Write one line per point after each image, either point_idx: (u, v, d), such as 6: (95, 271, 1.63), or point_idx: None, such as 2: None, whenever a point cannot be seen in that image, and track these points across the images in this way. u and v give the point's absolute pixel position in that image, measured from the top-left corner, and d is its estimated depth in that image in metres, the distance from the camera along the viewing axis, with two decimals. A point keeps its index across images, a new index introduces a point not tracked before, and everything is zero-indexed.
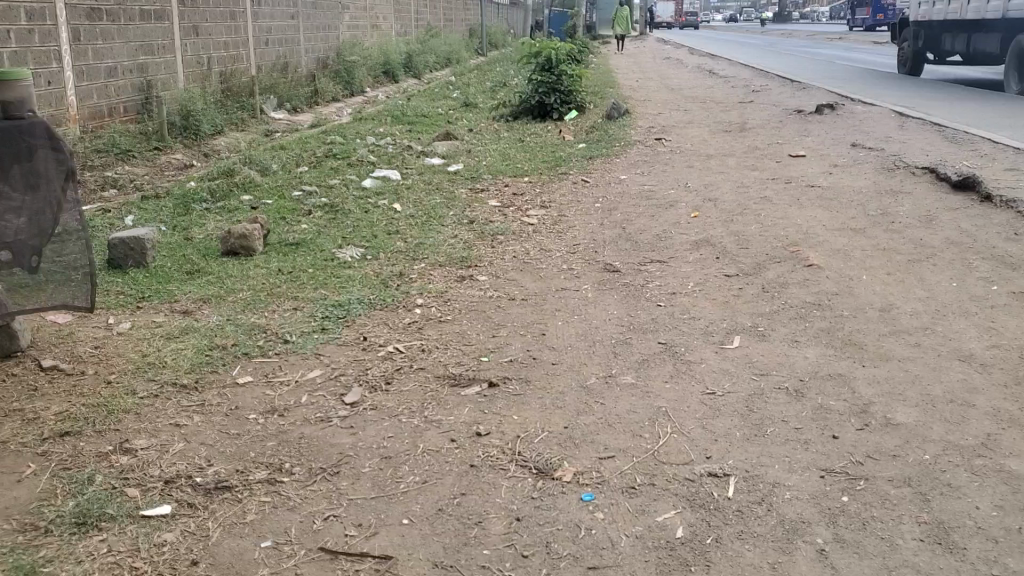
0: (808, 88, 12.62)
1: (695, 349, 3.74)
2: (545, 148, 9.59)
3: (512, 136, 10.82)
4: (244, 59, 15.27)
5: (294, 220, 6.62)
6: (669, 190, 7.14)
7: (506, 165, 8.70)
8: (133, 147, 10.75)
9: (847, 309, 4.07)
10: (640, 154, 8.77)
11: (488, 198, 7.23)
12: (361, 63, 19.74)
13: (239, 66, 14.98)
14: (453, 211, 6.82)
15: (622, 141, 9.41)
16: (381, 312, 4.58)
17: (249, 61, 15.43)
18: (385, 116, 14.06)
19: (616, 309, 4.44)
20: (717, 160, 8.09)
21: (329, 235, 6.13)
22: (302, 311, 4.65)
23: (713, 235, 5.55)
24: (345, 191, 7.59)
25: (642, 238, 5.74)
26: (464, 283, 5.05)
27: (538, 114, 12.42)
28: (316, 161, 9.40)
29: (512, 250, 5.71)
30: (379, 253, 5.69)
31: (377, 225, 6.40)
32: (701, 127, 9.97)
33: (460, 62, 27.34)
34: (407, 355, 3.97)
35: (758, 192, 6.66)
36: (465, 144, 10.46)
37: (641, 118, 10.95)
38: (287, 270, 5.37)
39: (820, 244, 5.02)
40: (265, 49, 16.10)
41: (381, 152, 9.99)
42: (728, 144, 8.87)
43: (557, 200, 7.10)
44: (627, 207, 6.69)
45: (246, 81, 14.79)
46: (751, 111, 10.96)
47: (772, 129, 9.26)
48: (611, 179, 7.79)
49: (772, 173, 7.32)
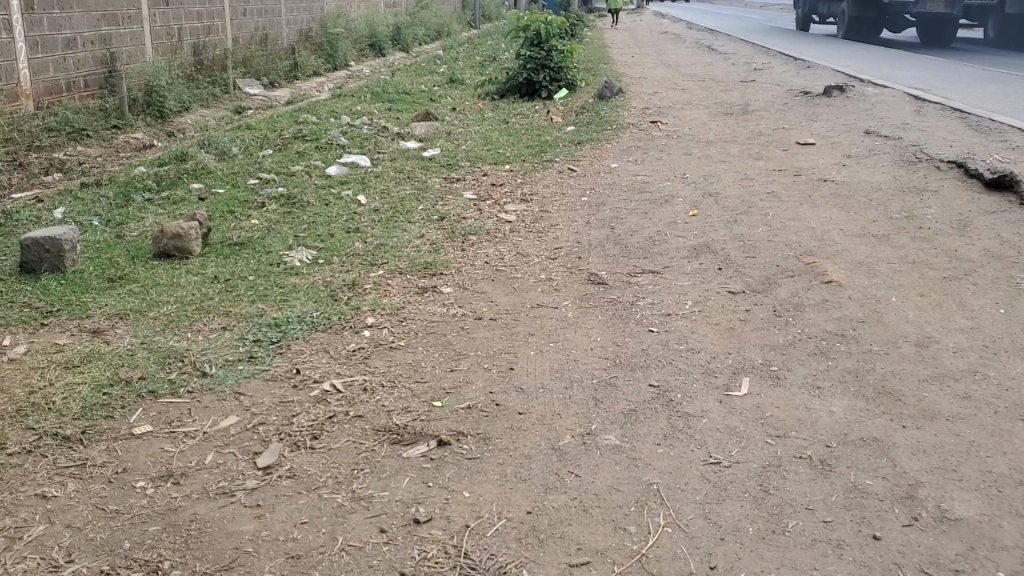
0: (814, 67, 11.89)
1: (693, 395, 3.05)
2: (531, 132, 8.87)
3: (497, 117, 10.09)
4: (219, 31, 14.45)
5: (243, 214, 5.91)
6: (664, 182, 6.44)
7: (488, 150, 7.99)
8: (90, 126, 9.99)
9: (876, 343, 3.39)
10: (634, 139, 8.06)
11: (463, 189, 6.53)
12: (345, 36, 18.90)
13: (214, 38, 14.17)
14: (423, 205, 6.11)
15: (615, 124, 8.69)
16: (324, 334, 3.88)
17: (224, 33, 14.61)
18: (365, 93, 13.29)
19: (600, 334, 3.75)
20: (717, 147, 7.39)
21: (280, 234, 5.43)
22: (231, 334, 3.95)
23: (714, 239, 4.87)
24: (306, 179, 6.87)
25: (633, 240, 5.05)
26: (425, 296, 4.35)
27: (526, 92, 11.68)
28: (283, 143, 8.67)
29: (486, 253, 5.02)
30: (332, 257, 4.99)
31: (335, 221, 5.70)
32: (700, 109, 9.25)
33: (451, 35, 26.48)
34: (345, 396, 3.28)
35: (764, 187, 5.97)
36: (446, 125, 9.73)
37: (636, 98, 10.22)
38: (223, 278, 4.66)
39: (839, 254, 4.34)
40: (242, 20, 15.28)
41: (354, 133, 9.26)
42: (729, 128, 8.16)
43: (540, 193, 6.40)
44: (618, 202, 5.99)
45: (220, 55, 13.98)
46: (754, 91, 10.23)
47: (777, 113, 8.54)
48: (601, 168, 7.08)
49: (778, 163, 6.62)
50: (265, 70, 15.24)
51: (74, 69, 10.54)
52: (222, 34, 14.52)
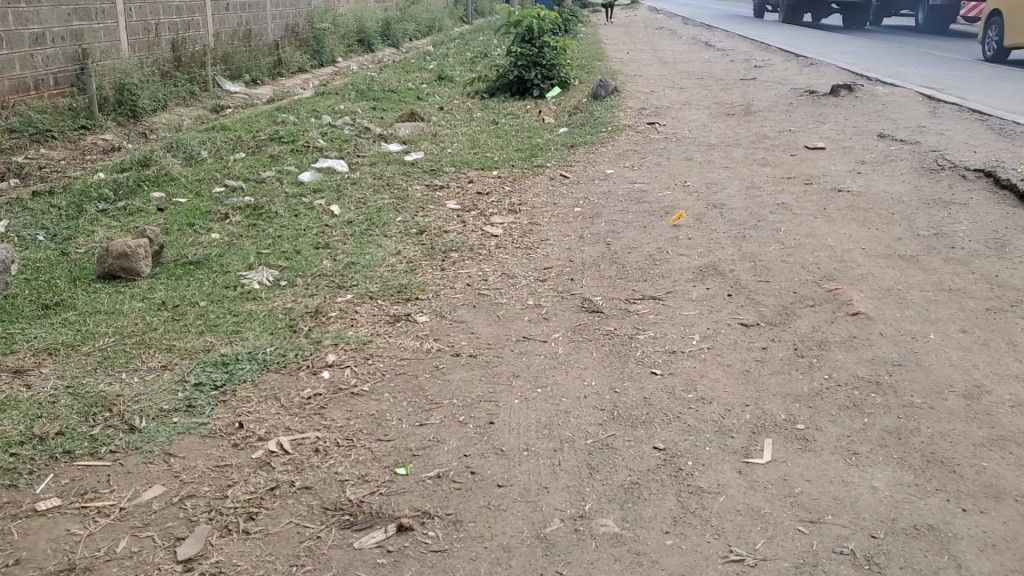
0: (817, 64, 11.40)
1: (705, 464, 2.57)
2: (521, 133, 8.37)
3: (486, 117, 9.58)
4: (199, 26, 13.89)
5: (204, 227, 5.40)
6: (664, 191, 5.95)
7: (474, 154, 7.49)
8: (56, 126, 9.45)
9: (918, 393, 2.90)
10: (630, 141, 7.55)
11: (445, 198, 6.02)
12: (332, 31, 18.36)
13: (193, 34, 13.62)
14: (401, 216, 5.60)
15: (610, 125, 8.18)
16: (276, 376, 3.38)
17: (205, 28, 14.06)
18: (349, 90, 12.76)
19: (594, 375, 3.25)
20: (720, 151, 6.89)
21: (241, 251, 4.92)
22: (171, 375, 3.45)
23: (720, 259, 4.37)
24: (277, 186, 6.36)
25: (630, 259, 4.55)
26: (396, 326, 3.84)
27: (517, 90, 11.18)
28: (257, 145, 8.15)
29: (467, 273, 4.51)
30: (296, 278, 4.48)
31: (303, 236, 5.19)
32: (700, 110, 8.75)
33: (442, 31, 25.93)
34: (293, 460, 2.78)
35: (772, 196, 5.48)
36: (432, 125, 9.22)
37: (632, 97, 9.72)
38: (171, 305, 4.15)
39: (865, 279, 3.84)
40: (224, 14, 14.72)
41: (334, 135, 8.75)
42: (731, 130, 7.66)
43: (530, 202, 5.90)
44: (614, 213, 5.50)
45: (199, 51, 13.43)
46: (756, 90, 9.72)
47: (782, 114, 8.05)
48: (595, 175, 6.58)
49: (787, 170, 6.13)
50: (248, 66, 14.69)
51: (41, 66, 9.99)
52: (202, 30, 13.97)
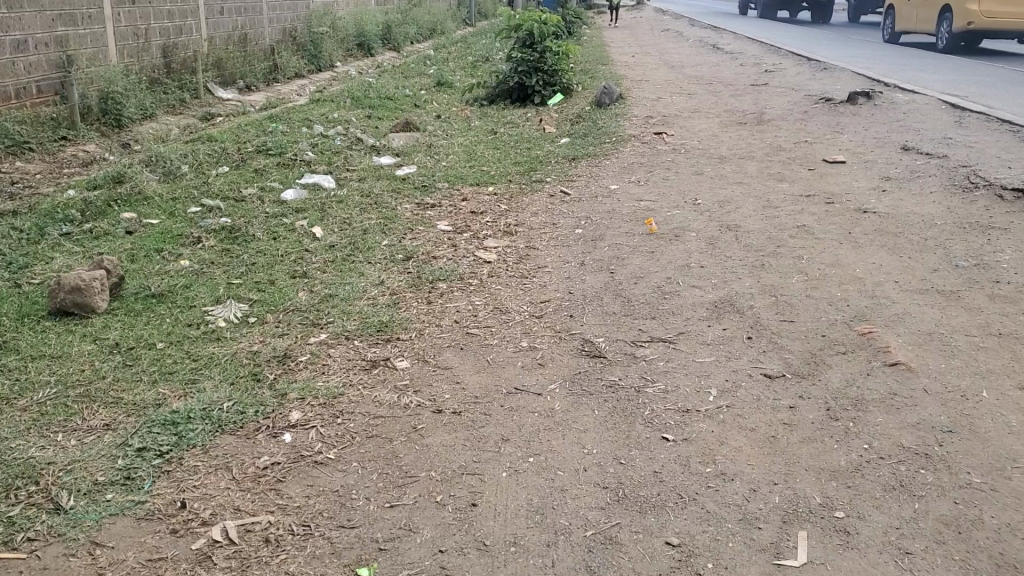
0: (830, 69, 10.96)
1: (728, 569, 2.14)
2: (521, 144, 7.95)
3: (485, 126, 9.17)
4: (193, 31, 13.49)
5: (172, 253, 4.97)
6: (672, 210, 5.52)
7: (471, 168, 7.07)
8: (35, 137, 9.04)
9: (976, 471, 2.46)
10: (635, 153, 7.13)
11: (437, 218, 5.60)
12: (330, 35, 17.95)
13: (186, 38, 13.22)
14: (388, 239, 5.18)
15: (615, 135, 7.76)
16: (231, 440, 2.95)
17: (198, 33, 13.65)
18: (345, 97, 12.35)
19: (595, 439, 2.81)
20: (732, 164, 6.46)
21: (210, 282, 4.50)
22: (112, 437, 3.02)
23: (735, 293, 3.93)
24: (257, 204, 5.94)
25: (636, 291, 4.12)
26: (373, 373, 3.41)
27: (518, 97, 10.76)
28: (243, 158, 7.74)
29: (456, 306, 4.08)
30: (267, 314, 4.06)
31: (280, 263, 4.76)
32: (709, 118, 8.32)
33: (444, 33, 25.54)
34: (240, 554, 2.36)
35: (791, 217, 5.05)
36: (428, 136, 8.81)
37: (638, 104, 9.29)
38: (124, 348, 3.72)
39: (901, 321, 3.40)
40: (219, 18, 14.32)
41: (324, 146, 8.34)
42: (743, 141, 7.23)
43: (528, 222, 5.48)
44: (619, 235, 5.07)
45: (191, 56, 13.03)
46: (768, 97, 9.29)
47: (796, 125, 7.62)
48: (598, 190, 6.16)
49: (805, 187, 5.70)
50: (242, 72, 14.28)
51: (23, 74, 9.59)
52: (195, 35, 13.57)
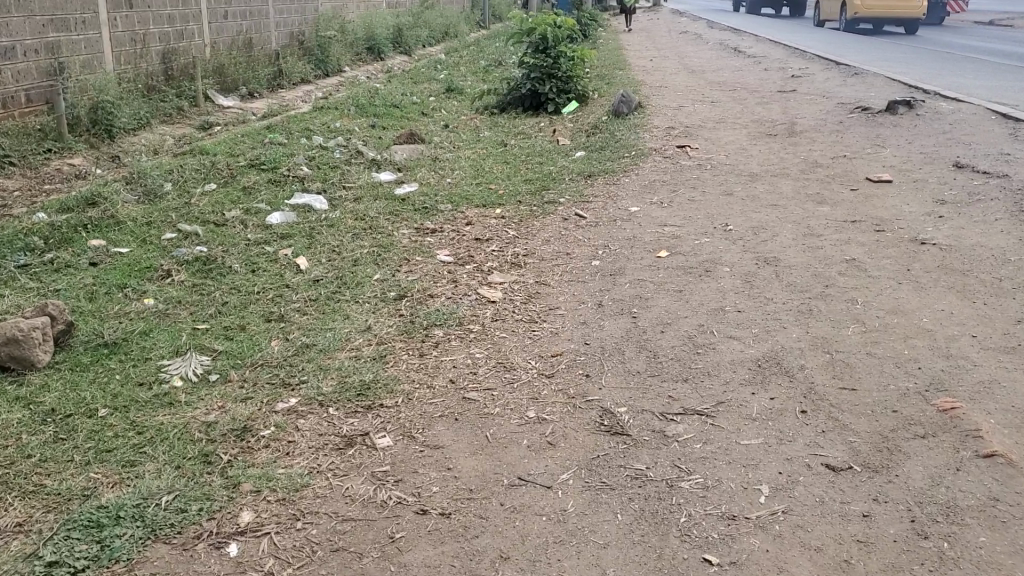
0: (862, 75, 10.33)
1: None
2: (532, 158, 7.37)
3: (495, 137, 8.60)
4: (194, 35, 12.98)
5: (136, 290, 4.41)
6: (700, 237, 4.93)
7: (477, 185, 6.50)
8: (19, 150, 8.52)
9: None
10: (657, 169, 6.52)
11: (437, 247, 5.03)
12: (338, 40, 17.42)
13: (186, 44, 12.70)
14: (381, 272, 4.61)
15: (634, 149, 7.16)
16: (164, 552, 2.38)
17: (200, 38, 13.14)
18: (349, 105, 11.80)
19: (617, 560, 2.22)
20: (765, 183, 5.87)
21: (173, 328, 3.93)
22: (21, 544, 2.45)
23: (779, 348, 3.33)
24: (239, 230, 5.38)
25: (663, 341, 3.53)
26: (348, 453, 2.83)
27: (530, 105, 10.19)
28: (233, 174, 7.19)
29: (452, 360, 3.50)
30: (232, 371, 3.48)
31: (255, 303, 4.19)
32: (735, 129, 7.72)
33: (458, 36, 25.02)
34: None
35: (837, 248, 4.43)
36: (433, 148, 8.24)
37: (658, 113, 8.70)
38: (59, 416, 3.15)
39: (989, 395, 2.81)
40: (222, 22, 13.79)
41: (322, 160, 7.78)
42: (775, 155, 6.63)
43: (538, 251, 4.89)
44: (641, 268, 4.48)
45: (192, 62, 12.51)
46: (798, 106, 8.66)
47: (832, 138, 7.01)
48: (617, 213, 5.56)
49: (849, 211, 5.09)
50: (245, 78, 13.75)
51: (11, 82, 9.08)
52: (196, 39, 13.04)
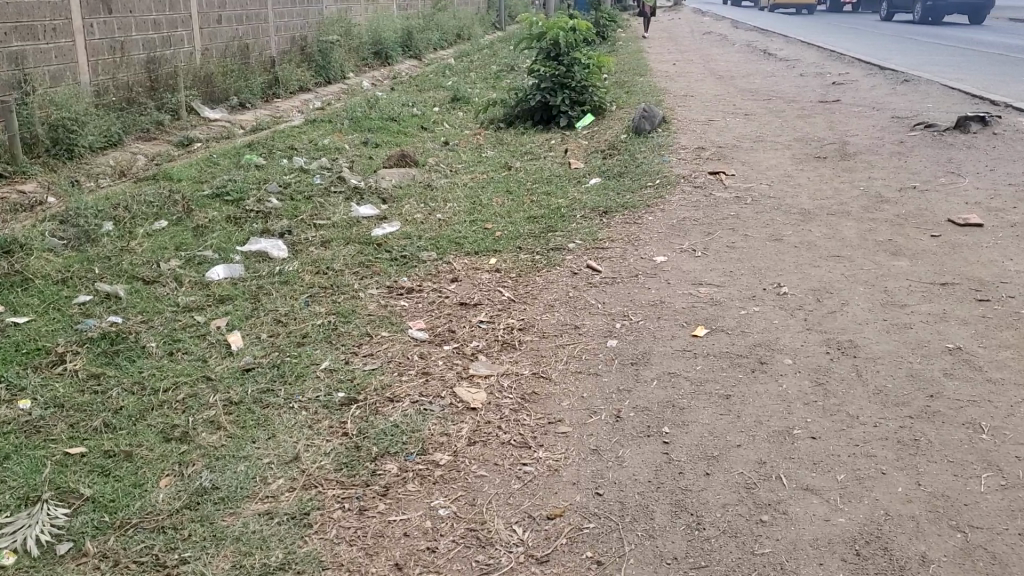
0: (914, 83, 9.22)
1: None
2: (540, 186, 6.33)
3: (499, 158, 7.56)
4: (183, 41, 11.96)
5: (10, 386, 3.38)
6: (746, 303, 3.86)
7: (473, 222, 5.46)
8: None
9: None
10: (686, 203, 5.46)
11: (411, 313, 3.98)
12: (342, 43, 16.39)
13: (174, 52, 11.69)
14: (332, 355, 3.56)
15: (659, 176, 6.09)
16: None
17: (189, 44, 12.12)
18: (344, 117, 10.78)
19: None
20: (820, 224, 4.80)
21: (35, 455, 2.88)
22: None
23: (880, 518, 2.26)
24: (171, 290, 4.35)
25: (709, 490, 2.46)
26: None
27: (540, 118, 9.10)
28: (189, 207, 6.16)
29: (403, 517, 2.45)
30: (91, 539, 2.44)
31: (157, 411, 3.16)
32: (776, 149, 6.65)
33: (472, 39, 24.01)
34: None
35: (931, 330, 3.36)
36: (428, 171, 7.21)
37: (685, 129, 7.63)
38: None
39: None
40: (216, 28, 12.77)
41: (298, 188, 6.76)
42: (828, 187, 5.55)
43: (538, 320, 3.84)
44: (671, 351, 3.41)
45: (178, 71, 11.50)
46: (845, 122, 7.56)
47: (895, 163, 5.93)
48: (640, 264, 4.51)
49: (935, 268, 4.02)
50: (236, 88, 12.73)
51: None
52: (185, 46, 12.03)
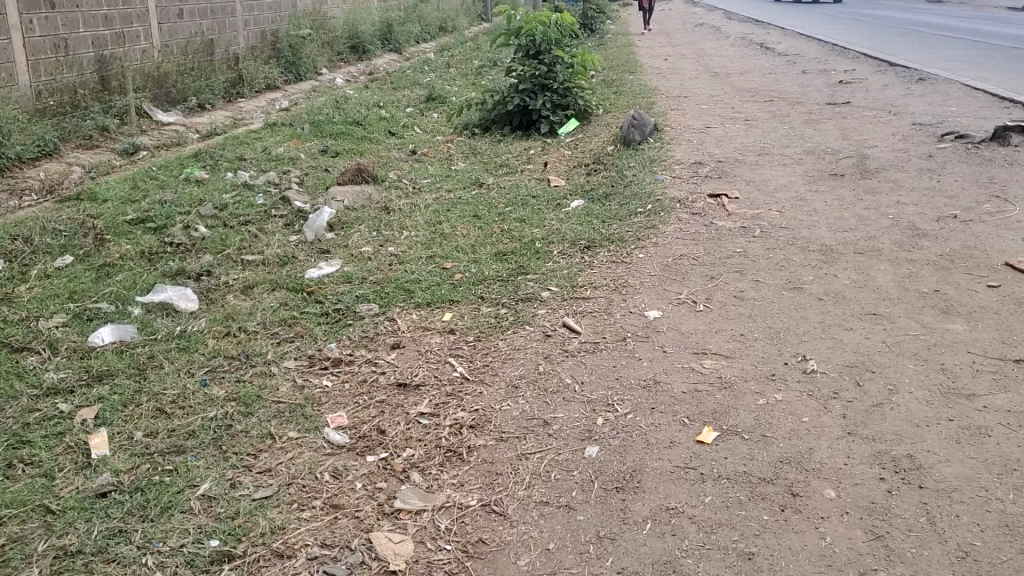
0: (931, 83, 8.41)
1: None
2: (513, 209, 5.46)
3: (471, 171, 6.70)
4: (139, 39, 11.02)
5: None
6: (763, 386, 2.99)
7: (430, 259, 4.59)
8: None
9: None
10: (683, 236, 4.60)
11: (332, 400, 3.10)
12: (316, 38, 15.43)
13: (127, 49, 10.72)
14: (217, 471, 2.69)
15: (651, 199, 5.22)
16: None
17: (146, 40, 11.15)
18: (306, 120, 9.87)
19: None
20: (848, 267, 3.95)
21: None
22: None
23: None
24: (39, 363, 3.47)
25: None
26: None
27: (519, 124, 8.22)
28: (102, 238, 5.26)
29: None
30: None
31: None
32: (786, 164, 5.79)
33: (457, 31, 23.06)
34: None
35: (1017, 443, 2.51)
36: (388, 187, 6.33)
37: (680, 137, 6.77)
38: None
39: None
40: (176, 23, 11.80)
41: (237, 212, 5.88)
42: (851, 214, 4.72)
43: (493, 409, 2.96)
44: (669, 467, 2.54)
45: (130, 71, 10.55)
46: (861, 129, 6.72)
47: (927, 182, 5.11)
48: (626, 321, 3.64)
49: (1002, 335, 3.19)
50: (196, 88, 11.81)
51: None
52: (142, 43, 11.08)
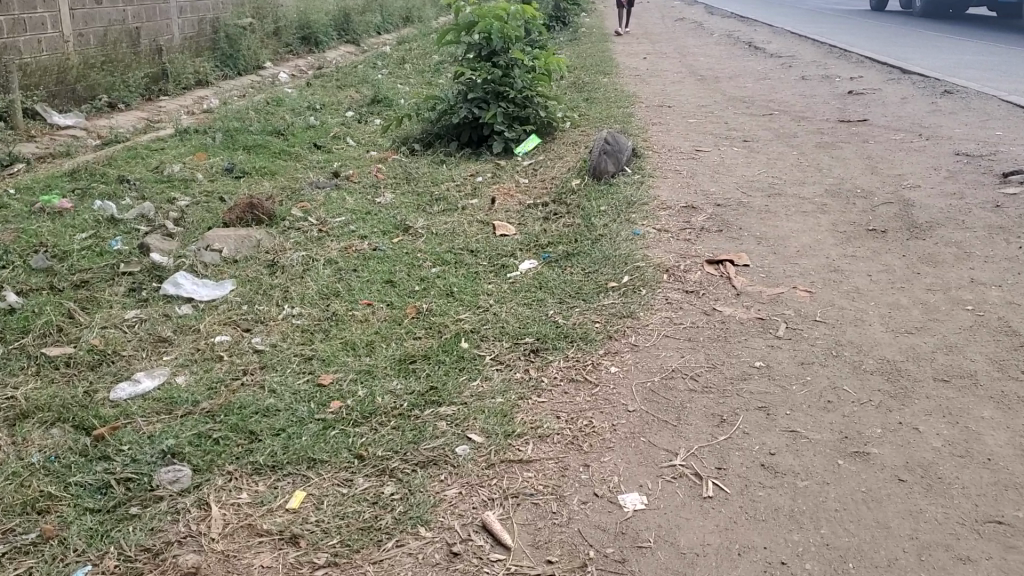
0: (961, 97, 7.09)
1: None
2: (442, 271, 4.02)
3: (403, 205, 5.26)
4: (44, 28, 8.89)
5: None
6: None
7: (306, 362, 3.14)
8: None
9: None
10: (674, 333, 3.18)
11: None
12: (259, 26, 13.78)
13: (25, 39, 8.58)
14: None
15: (629, 264, 3.79)
16: None
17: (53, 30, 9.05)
18: (221, 126, 8.30)
19: None
20: (934, 412, 2.55)
21: None
22: None
23: None
24: None
25: None
26: None
27: (468, 140, 6.79)
28: None
29: None
30: None
31: None
32: (807, 211, 4.39)
33: (422, 22, 21.47)
34: None
35: None
36: (287, 230, 4.86)
37: (667, 166, 5.36)
38: None
39: None
40: (92, 10, 9.70)
41: (77, 266, 4.35)
42: (912, 300, 3.33)
43: None
44: None
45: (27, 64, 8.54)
46: (892, 160, 5.34)
47: (1008, 246, 3.75)
48: (589, 516, 2.22)
49: None
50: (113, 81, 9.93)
51: None
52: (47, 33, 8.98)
